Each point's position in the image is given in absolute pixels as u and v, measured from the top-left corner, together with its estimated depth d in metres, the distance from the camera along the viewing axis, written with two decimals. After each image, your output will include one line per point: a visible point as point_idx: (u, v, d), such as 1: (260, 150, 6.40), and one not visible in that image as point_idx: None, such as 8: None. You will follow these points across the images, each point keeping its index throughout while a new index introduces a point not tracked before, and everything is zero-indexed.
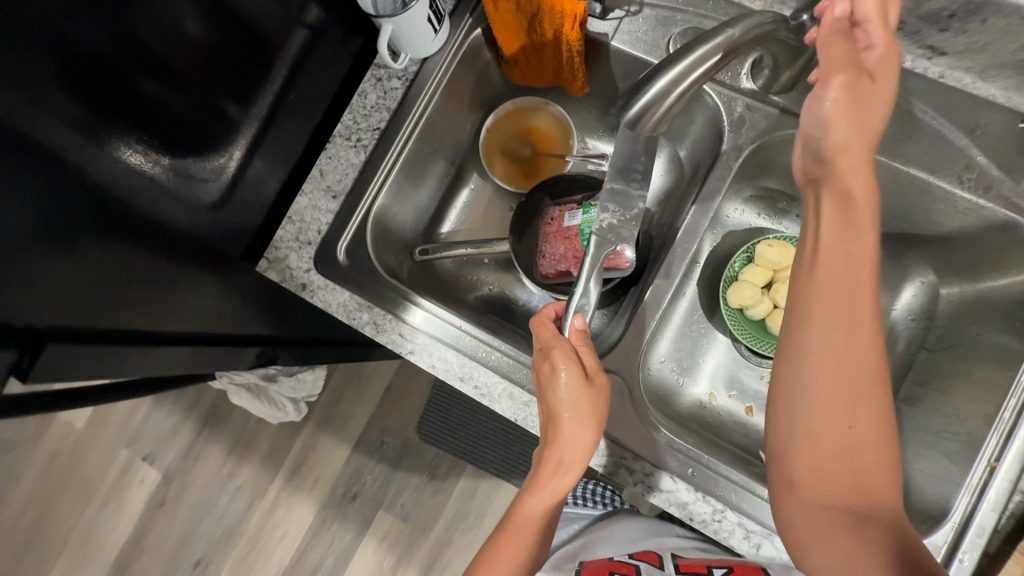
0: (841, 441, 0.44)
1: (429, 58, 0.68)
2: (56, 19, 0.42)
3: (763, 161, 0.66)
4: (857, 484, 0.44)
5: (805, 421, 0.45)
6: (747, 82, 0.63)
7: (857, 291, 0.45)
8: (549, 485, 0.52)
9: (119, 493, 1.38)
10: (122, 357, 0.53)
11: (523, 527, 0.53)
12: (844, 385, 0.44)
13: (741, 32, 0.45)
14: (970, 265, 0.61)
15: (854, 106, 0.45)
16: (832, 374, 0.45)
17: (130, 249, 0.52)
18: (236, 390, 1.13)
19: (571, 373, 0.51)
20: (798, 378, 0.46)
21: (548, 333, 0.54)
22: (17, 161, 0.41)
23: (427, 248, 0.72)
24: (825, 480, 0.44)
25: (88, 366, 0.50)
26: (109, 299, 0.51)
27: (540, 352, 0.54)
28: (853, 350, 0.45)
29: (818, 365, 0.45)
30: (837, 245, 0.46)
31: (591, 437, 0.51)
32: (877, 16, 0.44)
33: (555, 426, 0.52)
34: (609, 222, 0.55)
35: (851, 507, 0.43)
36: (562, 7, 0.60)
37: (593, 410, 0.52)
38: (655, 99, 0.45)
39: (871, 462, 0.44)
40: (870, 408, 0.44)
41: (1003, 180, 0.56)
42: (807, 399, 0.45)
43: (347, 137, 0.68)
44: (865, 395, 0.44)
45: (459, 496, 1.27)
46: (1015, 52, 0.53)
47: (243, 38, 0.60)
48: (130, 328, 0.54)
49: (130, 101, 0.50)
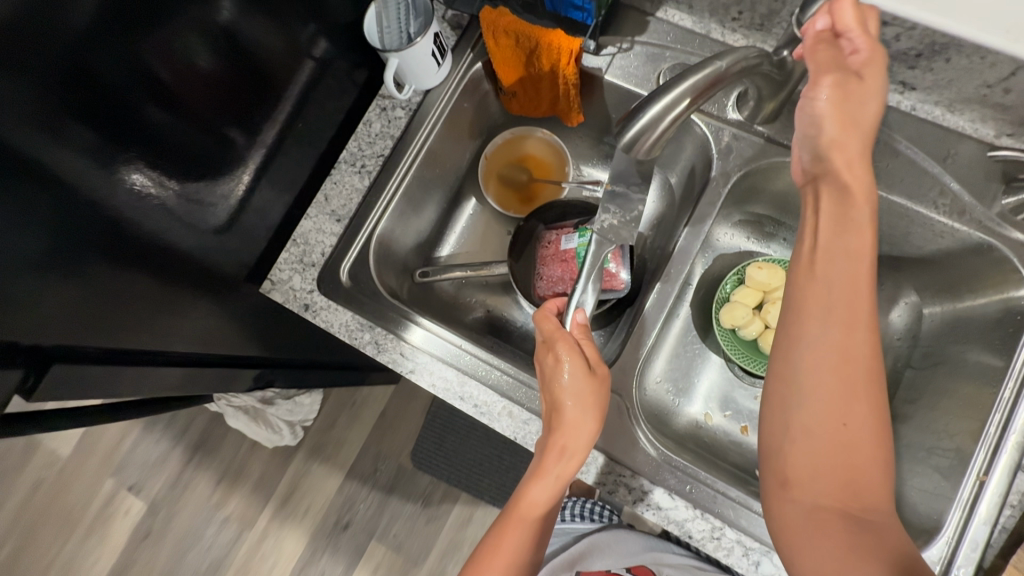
0: (837, 441, 0.44)
1: (432, 90, 0.71)
2: (71, 52, 0.43)
3: (750, 188, 0.70)
4: (852, 486, 0.44)
5: (801, 418, 0.46)
6: (733, 113, 0.66)
7: (858, 288, 0.46)
8: (554, 471, 0.52)
9: (103, 524, 1.34)
10: (119, 379, 0.53)
11: (522, 518, 0.53)
12: (840, 382, 0.45)
13: (729, 63, 0.48)
14: (950, 286, 0.64)
15: (842, 98, 0.46)
16: (831, 369, 0.45)
17: (131, 269, 0.53)
18: (234, 413, 1.13)
19: (574, 362, 0.53)
20: (798, 374, 0.46)
21: (551, 326, 0.56)
22: (24, 184, 0.42)
23: (427, 270, 0.74)
24: (819, 479, 0.45)
25: (83, 387, 0.50)
26: (108, 321, 0.51)
27: (543, 345, 0.56)
28: (852, 348, 0.45)
29: (815, 360, 0.46)
30: (837, 243, 0.47)
31: (593, 423, 0.52)
32: (858, 25, 0.46)
33: (557, 415, 0.53)
34: (609, 222, 0.56)
35: (846, 510, 0.44)
36: (559, 44, 0.63)
37: (596, 400, 0.53)
38: (649, 125, 0.48)
39: (866, 464, 0.44)
40: (867, 407, 0.45)
41: (976, 206, 0.59)
42: (806, 394, 0.46)
43: (352, 163, 0.70)
44: (860, 394, 0.45)
45: (453, 524, 1.25)
46: (979, 88, 0.56)
47: (252, 68, 0.63)
48: (128, 350, 0.54)
49: (135, 125, 0.51)
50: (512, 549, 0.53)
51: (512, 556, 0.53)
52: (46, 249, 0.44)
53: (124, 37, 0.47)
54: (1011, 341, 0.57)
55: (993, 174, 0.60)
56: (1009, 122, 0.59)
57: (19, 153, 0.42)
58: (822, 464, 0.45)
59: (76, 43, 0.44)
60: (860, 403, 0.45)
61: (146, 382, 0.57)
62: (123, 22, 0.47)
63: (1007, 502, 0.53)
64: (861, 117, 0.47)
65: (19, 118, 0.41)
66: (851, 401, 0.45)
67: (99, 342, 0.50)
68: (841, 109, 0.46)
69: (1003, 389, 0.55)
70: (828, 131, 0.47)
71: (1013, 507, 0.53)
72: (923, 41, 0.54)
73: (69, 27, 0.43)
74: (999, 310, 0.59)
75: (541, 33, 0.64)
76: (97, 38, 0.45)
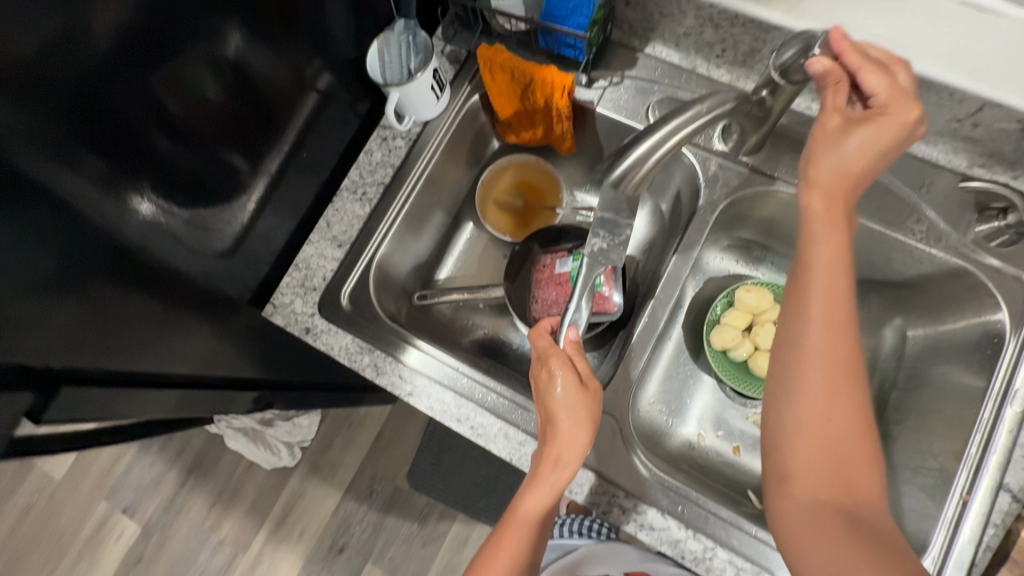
0: (825, 437, 0.47)
1: (431, 121, 0.74)
2: (82, 84, 0.44)
3: (737, 214, 0.72)
4: (842, 480, 0.46)
5: (793, 417, 0.48)
6: (718, 143, 0.69)
7: (836, 293, 0.48)
8: (548, 480, 0.53)
9: (95, 549, 1.32)
10: (113, 402, 0.54)
11: (519, 524, 0.54)
12: (827, 380, 0.47)
13: (707, 107, 0.51)
14: (932, 310, 0.66)
15: (821, 147, 0.48)
16: (817, 370, 0.47)
17: (128, 292, 0.54)
18: (235, 433, 1.18)
19: (568, 377, 0.55)
20: (789, 374, 0.49)
21: (545, 342, 0.58)
22: (32, 209, 0.43)
23: (425, 292, 0.77)
24: (813, 473, 0.47)
25: (82, 409, 0.51)
26: (101, 346, 0.52)
27: (537, 361, 0.58)
28: (837, 348, 0.48)
29: (804, 360, 0.48)
30: (817, 254, 0.49)
31: (586, 434, 0.54)
32: (865, 70, 0.47)
33: (552, 429, 0.54)
34: (600, 246, 0.57)
35: (839, 505, 0.46)
36: (552, 80, 0.67)
37: (588, 413, 0.55)
38: (636, 162, 0.51)
39: (853, 457, 0.47)
40: (853, 404, 0.47)
41: (951, 233, 0.62)
42: (796, 392, 0.48)
43: (353, 191, 0.73)
44: (845, 390, 0.47)
45: (450, 546, 1.24)
46: (950, 122, 0.60)
47: (258, 101, 0.64)
48: (122, 373, 0.55)
49: (146, 156, 0.52)
50: (512, 555, 0.54)
51: (511, 561, 0.54)
52: (55, 271, 0.46)
53: (140, 71, 0.49)
54: (989, 363, 0.59)
55: (966, 203, 0.63)
56: (980, 153, 0.62)
57: (31, 182, 0.43)
58: (814, 461, 0.47)
59: (93, 76, 0.45)
60: (844, 398, 0.47)
61: (142, 404, 0.58)
62: (140, 57, 0.49)
63: (989, 521, 0.54)
64: (845, 160, 0.47)
65: (32, 148, 0.42)
66: (837, 398, 0.47)
67: (104, 363, 0.52)
68: (823, 158, 0.48)
69: (983, 409, 0.57)
70: (807, 172, 0.49)
71: (997, 525, 0.54)
72: None
73: (88, 62, 0.44)
74: (978, 333, 0.62)
75: (535, 70, 0.67)
76: (110, 70, 0.46)
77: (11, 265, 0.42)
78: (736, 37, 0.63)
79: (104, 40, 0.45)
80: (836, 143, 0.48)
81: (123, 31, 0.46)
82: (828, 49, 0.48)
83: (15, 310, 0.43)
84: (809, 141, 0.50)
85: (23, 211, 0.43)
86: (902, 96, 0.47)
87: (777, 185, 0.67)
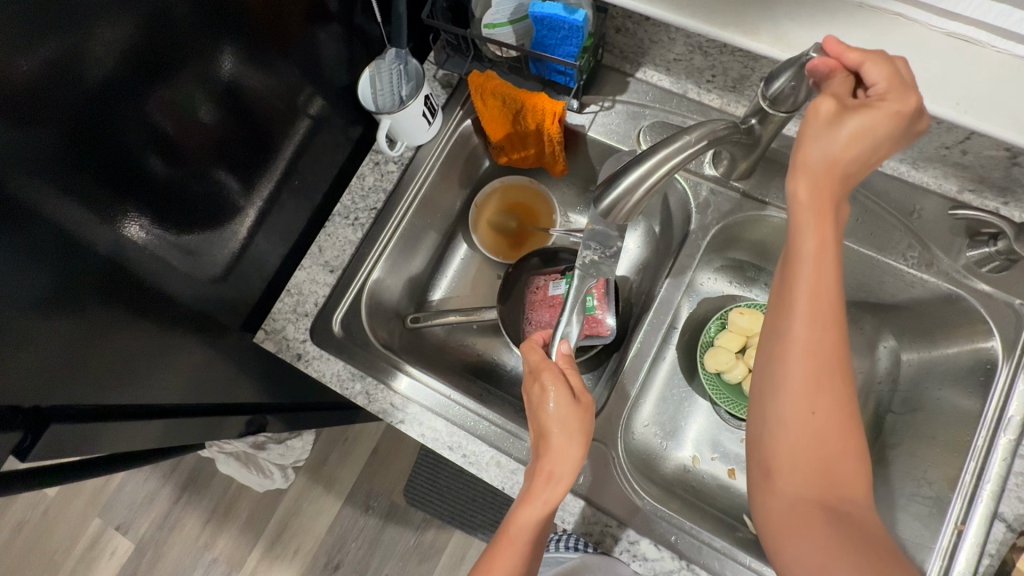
0: (810, 432, 0.45)
1: (423, 146, 0.75)
2: (75, 108, 0.44)
3: (730, 237, 0.73)
4: (827, 476, 0.45)
5: (778, 414, 0.46)
6: (709, 168, 0.69)
7: (823, 283, 0.45)
8: (542, 496, 0.52)
9: (87, 567, 1.31)
10: (101, 434, 0.53)
11: (515, 542, 0.51)
12: (811, 376, 0.44)
13: (695, 137, 0.51)
14: (924, 333, 0.66)
15: (813, 131, 0.44)
16: (803, 366, 0.45)
17: (120, 322, 0.53)
18: (225, 458, 1.16)
19: (560, 392, 0.55)
20: (774, 368, 0.46)
21: (537, 356, 0.57)
22: (23, 236, 0.43)
23: (418, 315, 0.76)
24: (798, 471, 0.45)
25: (72, 442, 0.50)
26: (91, 377, 0.51)
27: (529, 375, 0.58)
28: (822, 341, 0.45)
29: (787, 354, 0.45)
30: (805, 242, 0.45)
31: (579, 449, 0.53)
32: (868, 62, 0.43)
33: (544, 444, 0.54)
34: (591, 258, 0.59)
35: (823, 501, 0.44)
36: (543, 106, 0.67)
37: (581, 426, 0.54)
38: (627, 191, 0.51)
39: (838, 453, 0.45)
40: (836, 399, 0.45)
41: (942, 258, 0.63)
42: (780, 388, 0.46)
43: (345, 217, 0.73)
44: (829, 384, 0.45)
45: (446, 564, 1.23)
46: (939, 149, 0.60)
47: (251, 128, 0.64)
48: (110, 403, 0.54)
49: (137, 180, 0.52)
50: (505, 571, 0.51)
51: None
52: (46, 297, 0.45)
53: (134, 95, 0.49)
54: (982, 389, 0.59)
55: (957, 229, 0.63)
56: (970, 179, 0.62)
57: (24, 206, 0.42)
58: (800, 457, 0.45)
59: (90, 98, 0.45)
60: (828, 393, 0.45)
61: (128, 437, 0.57)
62: (135, 80, 0.49)
63: (985, 552, 0.54)
64: (836, 148, 0.43)
65: (27, 172, 0.42)
66: (821, 393, 0.45)
67: (89, 398, 0.51)
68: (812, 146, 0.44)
69: (977, 436, 0.57)
70: (794, 156, 0.45)
71: (992, 556, 0.54)
72: None
73: (87, 85, 0.44)
74: (970, 358, 0.62)
75: (525, 97, 0.68)
76: (105, 95, 0.46)
77: (8, 292, 0.42)
78: (726, 64, 0.64)
79: (101, 62, 0.45)
80: (829, 130, 0.43)
81: (117, 56, 0.46)
82: (824, 53, 0.46)
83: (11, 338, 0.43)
84: (801, 124, 0.45)
85: (14, 238, 0.42)
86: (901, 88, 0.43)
87: (769, 210, 0.68)
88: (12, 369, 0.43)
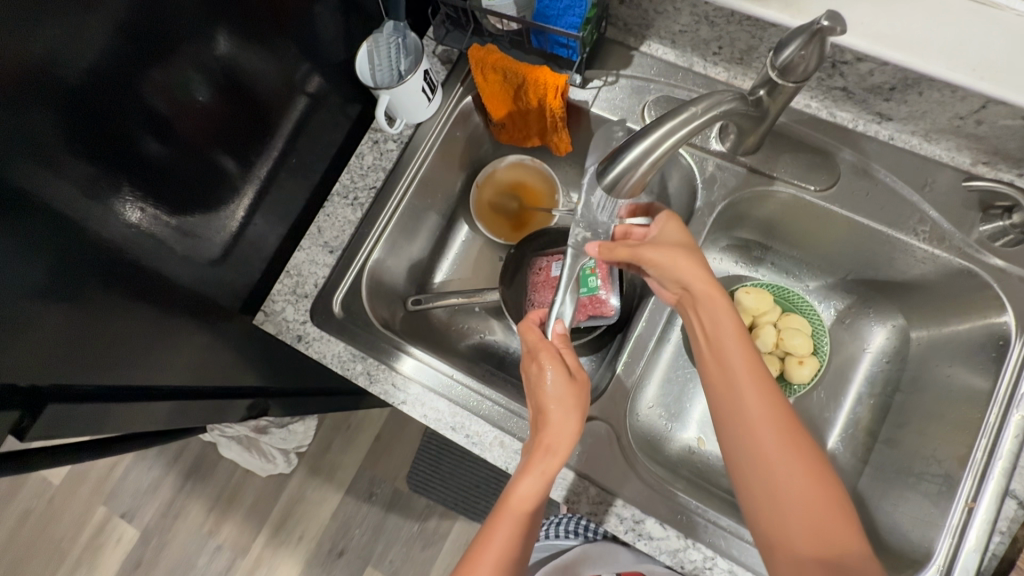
0: (789, 492, 0.47)
1: (423, 124, 0.73)
2: (67, 84, 0.42)
3: (735, 215, 0.71)
4: (822, 534, 0.46)
5: (759, 481, 0.48)
6: (716, 144, 0.68)
7: (748, 365, 0.51)
8: (537, 469, 0.51)
9: (94, 554, 1.32)
10: (100, 416, 0.52)
11: (513, 515, 0.51)
12: (777, 441, 0.48)
13: (701, 108, 0.48)
14: (935, 312, 0.66)
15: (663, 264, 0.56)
16: (763, 434, 0.48)
17: (119, 307, 0.52)
18: (228, 441, 1.18)
19: (558, 369, 0.54)
20: (745, 442, 0.49)
21: (534, 337, 0.57)
22: (15, 218, 0.41)
23: (419, 298, 0.74)
24: (792, 529, 0.46)
25: (65, 424, 0.49)
26: (90, 358, 0.50)
27: (527, 355, 0.57)
28: (769, 410, 0.49)
29: (747, 427, 0.49)
30: (712, 322, 0.54)
31: (575, 424, 0.52)
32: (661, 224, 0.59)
33: (542, 419, 0.53)
34: (583, 237, 0.60)
35: (823, 560, 0.45)
36: (545, 80, 0.66)
37: (577, 403, 0.53)
38: (630, 166, 0.48)
39: (823, 503, 0.46)
40: (803, 452, 0.48)
41: (954, 233, 0.61)
42: (754, 459, 0.49)
43: (345, 196, 0.72)
44: (796, 440, 0.48)
45: (450, 549, 1.23)
46: (952, 119, 0.58)
47: (248, 105, 0.63)
48: (109, 387, 0.53)
49: (134, 162, 0.50)
50: (503, 544, 0.50)
51: (500, 557, 0.50)
52: (49, 277, 0.45)
53: (126, 71, 0.47)
54: (996, 365, 0.58)
55: (970, 202, 0.62)
56: (984, 151, 0.61)
57: (23, 192, 0.41)
58: (789, 520, 0.46)
59: (83, 76, 0.43)
60: (791, 449, 0.48)
61: (128, 417, 0.56)
62: (129, 58, 0.47)
63: (996, 529, 0.53)
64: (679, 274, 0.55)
65: (27, 156, 0.41)
66: (787, 448, 0.48)
67: (90, 379, 0.50)
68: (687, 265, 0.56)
69: (989, 413, 0.56)
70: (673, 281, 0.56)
71: (1004, 533, 0.53)
72: (895, 76, 0.56)
73: (79, 61, 0.43)
74: (983, 334, 0.61)
75: (527, 70, 0.66)
76: (98, 73, 0.45)
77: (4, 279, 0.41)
78: (733, 34, 0.62)
79: (97, 40, 0.44)
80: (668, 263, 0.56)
81: (110, 31, 0.44)
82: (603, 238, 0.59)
83: (12, 321, 0.42)
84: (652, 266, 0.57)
85: (14, 221, 0.41)
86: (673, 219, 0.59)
87: (776, 186, 0.65)
88: (11, 352, 0.42)
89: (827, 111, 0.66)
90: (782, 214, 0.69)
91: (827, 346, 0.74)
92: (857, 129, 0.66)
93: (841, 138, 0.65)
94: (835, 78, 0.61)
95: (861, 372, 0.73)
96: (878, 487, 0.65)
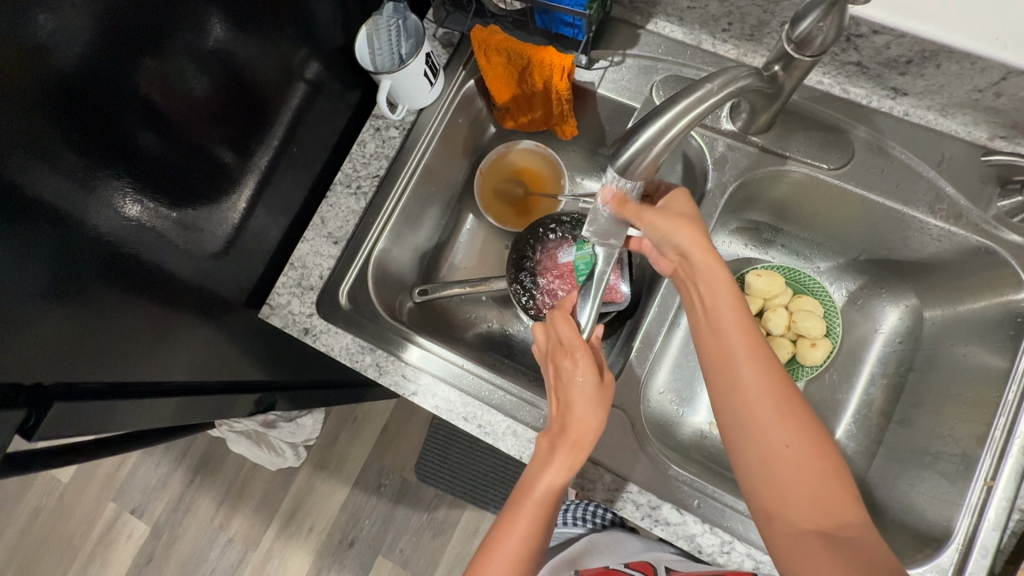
0: (784, 463, 0.47)
1: (425, 109, 0.71)
2: (59, 74, 0.41)
3: (747, 196, 0.70)
4: (819, 504, 0.46)
5: (754, 450, 0.48)
6: (726, 123, 0.66)
7: (745, 336, 0.51)
8: (563, 461, 0.51)
9: (105, 549, 1.32)
10: (110, 413, 0.52)
11: (535, 504, 0.50)
12: (775, 410, 0.48)
13: (718, 86, 0.47)
14: (951, 291, 0.65)
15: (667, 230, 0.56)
16: (759, 404, 0.48)
17: (123, 303, 0.51)
18: (235, 438, 1.16)
19: (590, 369, 0.54)
20: (742, 413, 0.49)
21: (570, 331, 0.56)
22: (14, 215, 0.40)
23: (426, 288, 0.73)
24: (790, 499, 0.46)
25: (70, 428, 0.48)
26: (90, 357, 0.48)
27: (560, 349, 0.56)
28: (767, 381, 0.49)
29: (744, 398, 0.49)
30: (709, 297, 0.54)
31: (602, 421, 0.52)
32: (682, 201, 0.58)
33: (567, 415, 0.53)
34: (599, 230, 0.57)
35: (823, 531, 0.44)
36: (551, 61, 0.64)
37: (603, 402, 0.53)
38: (644, 146, 0.46)
39: (817, 473, 0.46)
40: (800, 422, 0.48)
41: (971, 210, 0.60)
42: (752, 430, 0.48)
43: (347, 185, 0.71)
44: (792, 410, 0.48)
45: (459, 538, 1.24)
46: (971, 92, 0.57)
47: (247, 93, 0.61)
48: (114, 382, 0.52)
49: (131, 154, 0.49)
50: (523, 534, 0.50)
51: (520, 546, 0.50)
52: (51, 275, 0.44)
53: (119, 60, 0.45)
54: (1013, 343, 0.58)
55: (987, 177, 0.61)
56: (1002, 125, 0.59)
57: (22, 190, 0.40)
58: (786, 490, 0.46)
59: (78, 68, 0.42)
60: (787, 420, 0.48)
61: (143, 414, 0.56)
62: (123, 48, 0.45)
63: (1015, 507, 0.53)
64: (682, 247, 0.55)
65: (24, 155, 0.40)
66: (784, 419, 0.48)
67: (93, 376, 0.49)
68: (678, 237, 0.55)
69: (1009, 393, 0.56)
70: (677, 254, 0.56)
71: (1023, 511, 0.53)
72: (913, 48, 0.55)
73: (71, 51, 0.41)
74: (999, 312, 0.60)
75: (532, 51, 0.64)
76: (93, 64, 0.43)
77: (7, 279, 0.40)
78: (744, 9, 0.60)
79: (89, 29, 0.42)
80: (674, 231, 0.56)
81: (100, 19, 0.43)
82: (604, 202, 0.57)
83: (10, 321, 0.41)
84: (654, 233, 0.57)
85: (17, 222, 0.40)
86: (681, 200, 0.57)
87: (789, 165, 0.64)
88: (11, 351, 0.41)
89: (840, 88, 0.65)
90: (792, 195, 0.68)
91: (839, 328, 0.74)
92: (871, 105, 0.64)
93: (855, 115, 0.64)
94: (849, 52, 0.60)
95: (874, 352, 0.72)
96: (891, 468, 0.64)
